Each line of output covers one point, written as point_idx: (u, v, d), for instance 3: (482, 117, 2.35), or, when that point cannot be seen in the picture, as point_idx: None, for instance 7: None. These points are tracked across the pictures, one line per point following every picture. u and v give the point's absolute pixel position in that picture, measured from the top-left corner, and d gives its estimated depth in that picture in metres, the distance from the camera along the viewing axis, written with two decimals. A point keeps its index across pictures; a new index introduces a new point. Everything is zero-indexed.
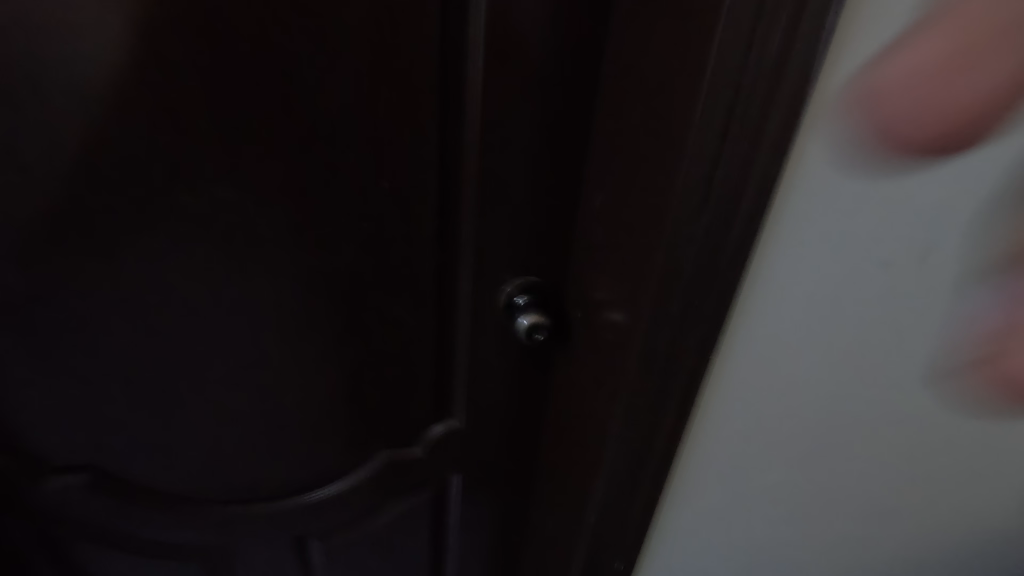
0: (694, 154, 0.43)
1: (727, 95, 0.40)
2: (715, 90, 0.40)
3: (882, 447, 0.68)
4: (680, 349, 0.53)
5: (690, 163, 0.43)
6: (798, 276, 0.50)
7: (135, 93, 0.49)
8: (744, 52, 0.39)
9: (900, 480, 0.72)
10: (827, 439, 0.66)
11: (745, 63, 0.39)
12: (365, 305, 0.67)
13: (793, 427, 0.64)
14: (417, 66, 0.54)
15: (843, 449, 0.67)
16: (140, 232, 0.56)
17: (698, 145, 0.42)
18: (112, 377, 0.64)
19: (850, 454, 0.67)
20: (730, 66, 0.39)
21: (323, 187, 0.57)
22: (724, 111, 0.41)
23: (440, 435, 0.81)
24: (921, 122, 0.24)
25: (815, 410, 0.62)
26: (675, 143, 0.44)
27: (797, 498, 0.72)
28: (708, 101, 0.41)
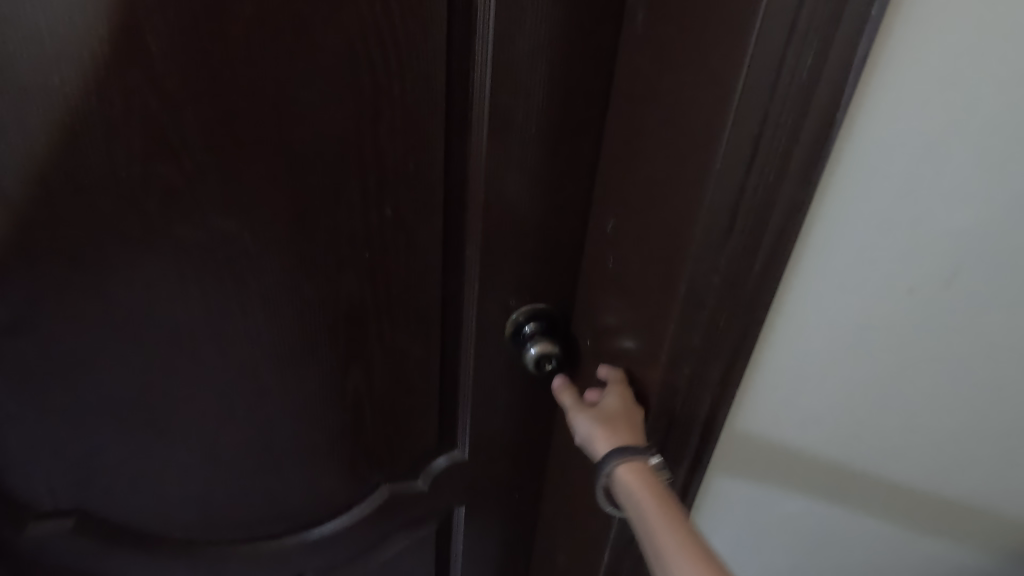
0: (721, 187, 0.40)
1: (754, 125, 0.37)
2: (742, 120, 0.37)
3: (923, 486, 0.63)
4: (700, 383, 0.51)
5: (715, 195, 0.40)
6: (823, 298, 0.48)
7: (122, 122, 0.46)
8: (775, 78, 0.36)
9: (944, 521, 0.67)
10: (863, 477, 0.62)
11: (776, 86, 0.36)
12: (368, 337, 0.64)
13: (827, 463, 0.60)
14: (421, 88, 0.51)
15: (879, 488, 0.63)
16: (131, 266, 0.53)
17: (726, 176, 0.39)
18: (101, 415, 0.61)
19: (888, 493, 0.64)
20: (759, 93, 0.36)
21: (323, 215, 0.55)
22: (752, 140, 0.38)
23: (444, 467, 0.78)
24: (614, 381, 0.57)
25: (850, 445, 0.59)
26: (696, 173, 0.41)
27: (831, 540, 0.68)
28: (737, 128, 0.37)
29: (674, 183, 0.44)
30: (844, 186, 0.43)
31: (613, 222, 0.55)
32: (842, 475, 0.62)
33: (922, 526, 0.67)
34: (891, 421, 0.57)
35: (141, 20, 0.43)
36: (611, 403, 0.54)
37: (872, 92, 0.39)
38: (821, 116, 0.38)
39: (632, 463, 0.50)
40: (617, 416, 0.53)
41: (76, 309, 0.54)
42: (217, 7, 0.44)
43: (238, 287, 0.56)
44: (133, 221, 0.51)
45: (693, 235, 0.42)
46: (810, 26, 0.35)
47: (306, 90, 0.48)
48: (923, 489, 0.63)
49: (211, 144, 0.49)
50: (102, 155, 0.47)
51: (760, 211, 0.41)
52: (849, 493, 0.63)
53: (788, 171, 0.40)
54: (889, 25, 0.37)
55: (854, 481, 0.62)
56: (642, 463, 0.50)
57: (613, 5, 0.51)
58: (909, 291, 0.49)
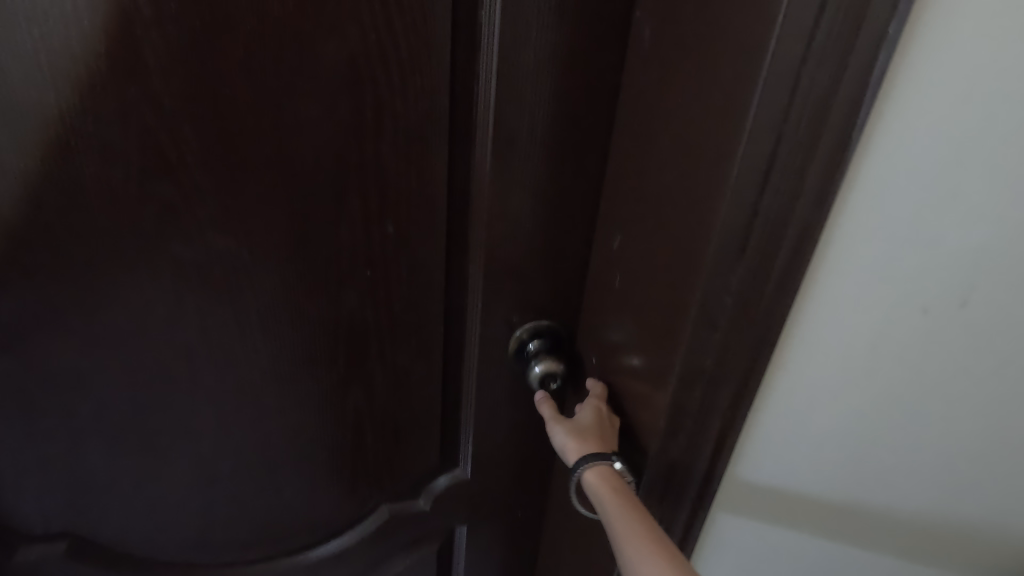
0: (733, 206, 0.38)
1: (768, 144, 0.36)
2: (757, 139, 0.36)
3: (949, 515, 0.60)
4: (711, 405, 0.49)
5: (728, 215, 0.39)
6: (836, 318, 0.47)
7: (118, 138, 0.45)
8: (790, 96, 0.35)
9: (973, 554, 0.64)
10: (883, 503, 0.60)
11: (792, 103, 0.35)
12: (368, 354, 0.63)
13: (844, 487, 0.58)
14: (424, 103, 0.50)
15: (901, 515, 0.60)
16: (126, 284, 0.51)
17: (740, 196, 0.38)
18: (94, 438, 0.59)
19: (910, 521, 0.61)
20: (775, 111, 0.35)
21: (323, 232, 0.54)
22: (766, 160, 0.37)
23: (445, 486, 0.76)
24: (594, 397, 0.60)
25: (867, 468, 0.57)
26: (707, 191, 0.40)
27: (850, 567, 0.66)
28: (751, 146, 0.36)
29: (686, 201, 0.43)
30: (858, 207, 0.42)
31: (619, 239, 0.54)
32: (861, 501, 0.59)
33: (948, 557, 0.64)
34: (909, 444, 0.55)
35: (139, 35, 0.42)
36: (587, 419, 0.57)
37: (887, 111, 0.38)
38: (836, 136, 0.37)
39: (599, 466, 0.52)
40: (592, 430, 0.56)
41: (69, 329, 0.52)
42: (217, 23, 0.43)
43: (237, 305, 0.55)
44: (130, 239, 0.49)
45: (705, 255, 0.41)
46: (827, 44, 0.34)
47: (307, 107, 0.48)
48: (949, 517, 0.61)
49: (209, 160, 0.47)
50: (99, 171, 0.46)
51: (773, 232, 0.40)
52: (869, 520, 0.61)
53: (802, 191, 0.39)
54: (904, 43, 0.36)
55: (872, 507, 0.60)
56: (607, 468, 0.52)
57: (619, 21, 0.50)
58: (925, 313, 0.47)
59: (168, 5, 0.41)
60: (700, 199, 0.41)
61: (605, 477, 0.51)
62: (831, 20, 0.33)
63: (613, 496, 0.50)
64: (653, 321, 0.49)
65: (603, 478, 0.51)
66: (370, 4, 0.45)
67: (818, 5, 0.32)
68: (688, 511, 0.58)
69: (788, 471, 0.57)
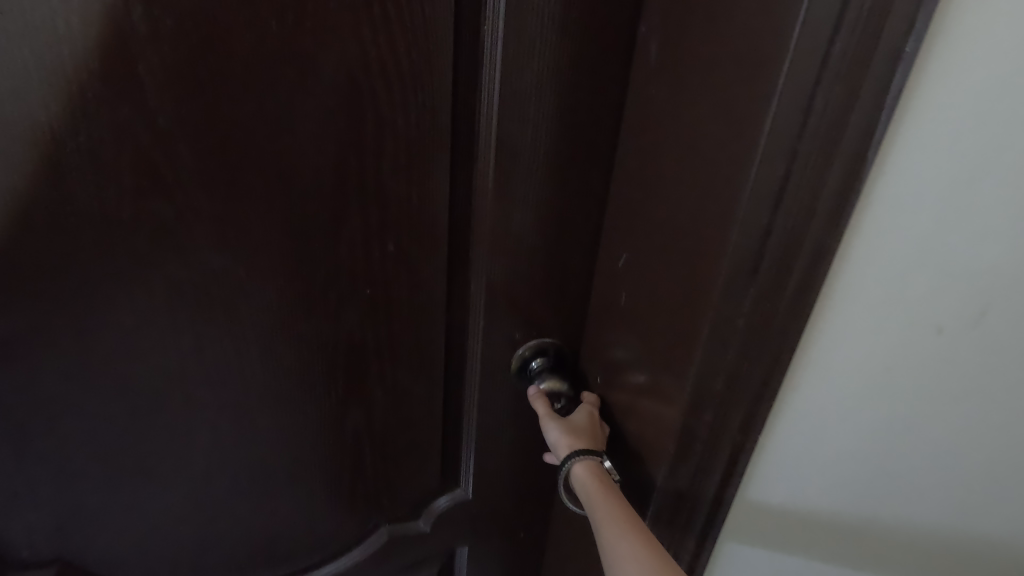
0: (745, 226, 0.38)
1: (782, 165, 0.36)
2: (770, 160, 0.35)
3: (965, 537, 0.59)
4: (722, 426, 0.48)
5: (741, 237, 0.38)
6: (848, 339, 0.46)
7: (113, 156, 0.43)
8: (804, 116, 0.34)
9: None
10: (898, 526, 0.58)
11: (806, 122, 0.34)
12: (368, 374, 0.61)
13: (857, 510, 0.57)
14: (427, 120, 0.50)
15: (915, 537, 0.59)
16: (119, 306, 0.49)
17: (753, 216, 0.37)
18: (85, 466, 0.56)
19: (925, 543, 0.60)
20: (788, 132, 0.35)
21: (322, 250, 0.52)
22: (779, 180, 0.36)
23: (446, 506, 0.75)
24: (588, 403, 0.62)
25: (881, 491, 0.56)
26: (720, 211, 0.39)
27: None
28: (764, 164, 0.35)
29: (696, 221, 0.42)
30: (872, 227, 0.41)
31: (624, 258, 0.53)
32: (875, 523, 0.58)
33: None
34: (924, 465, 0.54)
35: (137, 53, 0.41)
36: (581, 420, 0.59)
37: (902, 130, 0.38)
38: (851, 156, 0.36)
39: (589, 463, 0.55)
40: (585, 430, 0.58)
41: (58, 356, 0.50)
42: (216, 40, 0.42)
43: (233, 327, 0.53)
44: (124, 261, 0.48)
45: (717, 277, 0.40)
46: (841, 64, 0.33)
47: (307, 125, 0.47)
48: (965, 539, 0.59)
49: (206, 179, 0.46)
50: (91, 193, 0.44)
51: (786, 253, 0.39)
52: (884, 543, 0.60)
53: (816, 212, 0.38)
54: (920, 62, 0.36)
55: (887, 530, 0.58)
56: (597, 465, 0.55)
57: (623, 37, 0.49)
58: (939, 333, 0.46)
59: (166, 23, 0.40)
60: (712, 219, 0.40)
61: (595, 468, 0.54)
62: (845, 39, 0.32)
63: (600, 484, 0.54)
64: (662, 342, 0.48)
65: (595, 468, 0.54)
66: (372, 21, 0.44)
67: (832, 25, 0.32)
68: (697, 534, 0.56)
69: (799, 495, 0.56)
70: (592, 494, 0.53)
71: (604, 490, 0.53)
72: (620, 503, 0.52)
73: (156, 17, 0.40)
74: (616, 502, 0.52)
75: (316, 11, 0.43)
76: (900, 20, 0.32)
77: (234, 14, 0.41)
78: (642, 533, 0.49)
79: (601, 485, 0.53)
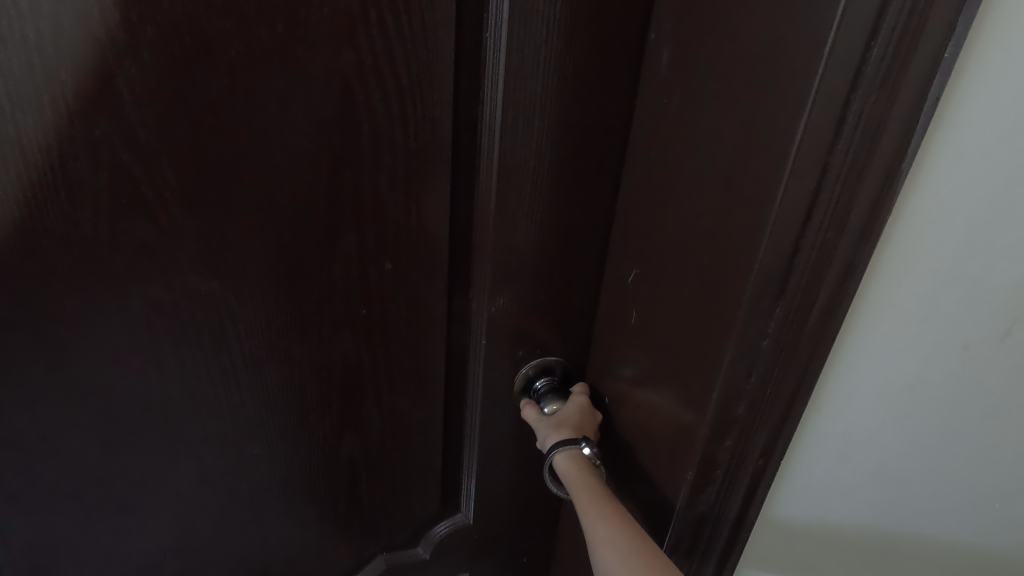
0: (773, 242, 0.36)
1: (812, 180, 0.34)
2: (800, 173, 0.34)
3: (985, 554, 0.57)
4: (745, 450, 0.46)
5: (769, 253, 0.36)
6: (874, 359, 0.44)
7: (91, 176, 0.39)
8: (836, 128, 0.33)
9: None
10: (919, 546, 0.56)
11: (839, 133, 0.33)
12: (366, 397, 0.59)
13: (878, 531, 0.55)
14: (430, 132, 0.47)
15: (937, 556, 0.57)
16: (97, 338, 0.45)
17: (782, 233, 0.36)
18: (52, 524, 0.50)
19: (947, 562, 0.58)
20: (819, 144, 0.33)
21: (318, 270, 0.50)
22: (809, 195, 0.35)
23: (446, 531, 0.72)
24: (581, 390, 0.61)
25: (902, 511, 0.54)
26: (748, 227, 0.37)
27: None
28: (795, 176, 0.34)
29: (719, 238, 0.39)
30: (901, 241, 0.39)
31: (635, 273, 0.50)
32: (896, 545, 0.56)
33: None
34: (947, 484, 0.52)
35: (111, 64, 0.37)
36: (572, 410, 0.58)
37: (937, 140, 0.35)
38: (883, 169, 0.34)
39: (567, 451, 0.54)
40: (573, 419, 0.57)
41: (21, 402, 0.44)
42: (201, 50, 0.39)
43: (221, 353, 0.50)
44: (100, 290, 0.43)
45: (743, 297, 0.38)
46: (877, 72, 0.31)
47: (302, 138, 0.44)
48: (985, 556, 0.57)
49: (195, 197, 0.43)
50: (62, 217, 0.40)
51: (814, 270, 0.37)
52: (906, 564, 0.57)
53: (846, 227, 0.36)
54: (959, 68, 0.33)
55: (908, 550, 0.56)
56: (576, 452, 0.54)
57: (631, 44, 0.47)
58: (965, 349, 0.44)
59: (144, 31, 0.37)
60: (739, 236, 0.37)
61: (576, 456, 0.54)
62: (882, 46, 0.31)
63: (584, 469, 0.54)
64: (680, 365, 0.45)
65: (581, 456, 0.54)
66: (369, 30, 0.42)
67: (868, 31, 0.30)
68: (715, 560, 0.54)
69: (819, 518, 0.53)
70: (576, 480, 0.53)
71: (585, 478, 0.53)
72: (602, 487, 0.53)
73: (134, 24, 0.37)
74: (599, 486, 0.53)
75: (310, 18, 0.40)
76: (940, 25, 0.30)
77: (223, 21, 0.38)
78: (621, 517, 0.50)
79: (585, 469, 0.54)
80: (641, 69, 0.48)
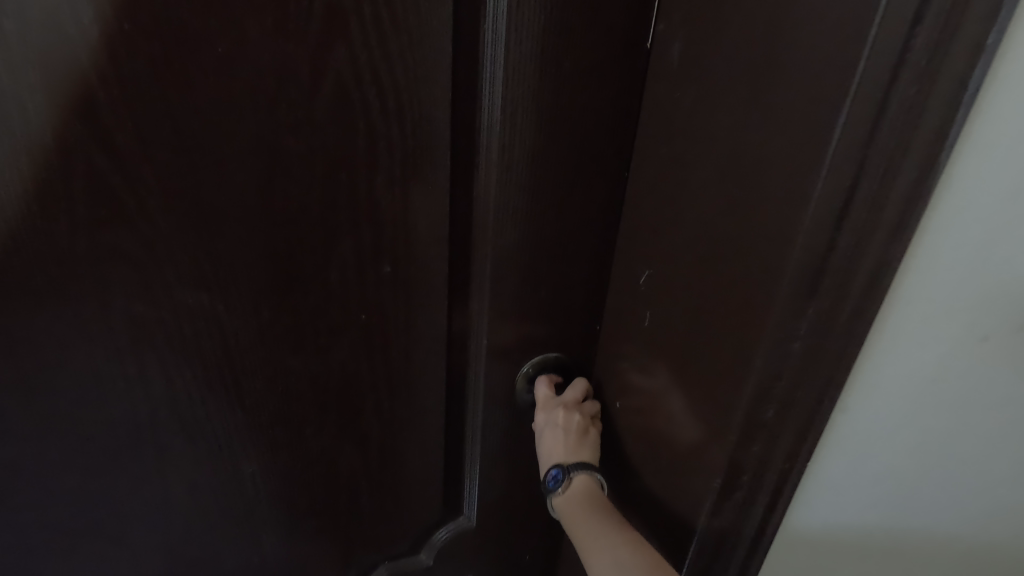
0: (806, 241, 0.35)
1: (847, 175, 0.33)
2: (837, 171, 0.33)
3: (998, 540, 0.57)
4: (772, 450, 0.45)
5: (802, 255, 0.35)
6: (894, 360, 0.43)
7: (65, 184, 0.37)
8: (874, 121, 0.31)
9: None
10: (935, 536, 0.56)
11: (874, 129, 0.32)
12: (364, 407, 0.56)
13: (896, 525, 0.54)
14: (426, 129, 0.45)
15: (952, 545, 0.57)
16: (77, 356, 0.42)
17: (814, 234, 0.35)
18: (40, 543, 0.48)
19: (962, 552, 0.57)
20: (857, 141, 0.32)
21: (312, 277, 0.47)
22: (846, 193, 0.33)
23: (448, 537, 0.69)
24: (548, 388, 0.58)
25: (919, 504, 0.53)
26: (784, 227, 0.36)
27: None
28: (832, 173, 0.33)
29: (744, 238, 0.38)
30: (930, 241, 0.38)
31: (646, 275, 0.49)
32: (913, 538, 0.56)
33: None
34: (963, 474, 0.51)
35: (85, 63, 0.34)
36: (545, 425, 0.57)
37: (972, 131, 0.34)
38: (919, 165, 0.33)
39: (560, 499, 0.57)
40: (553, 443, 0.57)
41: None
42: (181, 47, 0.36)
43: (212, 368, 0.47)
44: (81, 307, 0.41)
45: (775, 297, 0.37)
46: (920, 60, 0.30)
47: (292, 138, 0.41)
48: (998, 542, 0.57)
49: (179, 205, 0.40)
50: (38, 228, 0.37)
51: (847, 269, 0.36)
52: (923, 555, 0.57)
53: (879, 225, 0.34)
54: (1001, 52, 0.32)
55: (924, 543, 0.56)
56: (562, 499, 0.57)
57: (634, 35, 0.45)
58: (985, 341, 0.43)
59: (120, 27, 0.34)
60: (770, 235, 0.37)
61: (563, 501, 0.56)
62: (927, 34, 0.29)
63: (572, 504, 0.56)
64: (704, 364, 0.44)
65: (564, 495, 0.56)
66: (364, 22, 0.39)
67: (911, 19, 0.29)
68: (738, 565, 0.53)
69: (839, 519, 0.53)
70: (569, 521, 0.55)
71: (580, 510, 0.55)
72: (592, 511, 0.55)
73: (106, 18, 0.34)
74: (588, 516, 0.54)
75: (303, 9, 0.37)
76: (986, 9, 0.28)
77: (204, 14, 0.35)
78: (607, 545, 0.52)
79: (566, 502, 0.56)
80: (647, 60, 0.46)
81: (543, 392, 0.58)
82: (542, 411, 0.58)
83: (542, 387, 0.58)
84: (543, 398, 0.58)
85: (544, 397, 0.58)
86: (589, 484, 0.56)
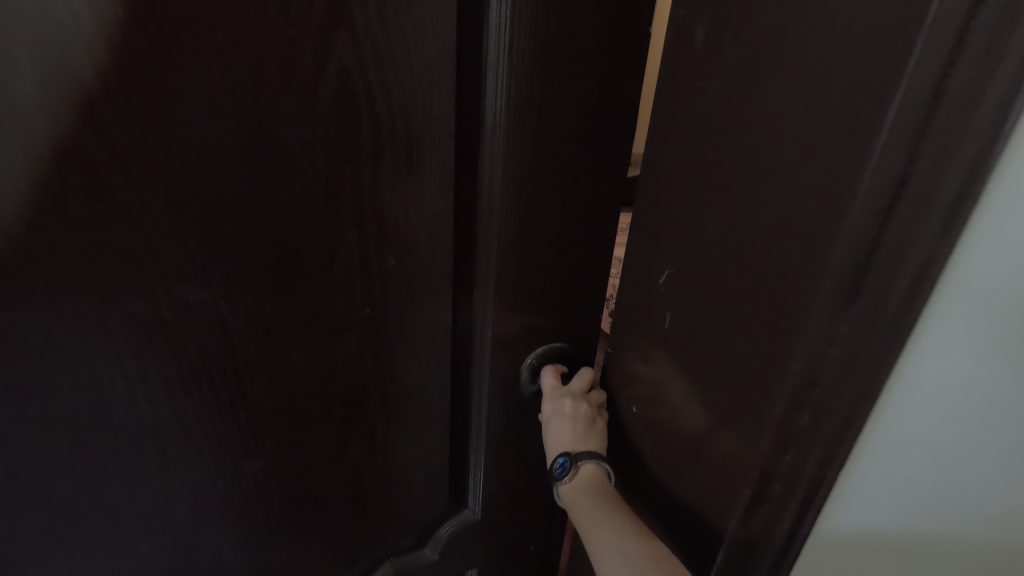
0: (849, 238, 0.34)
1: (898, 166, 0.32)
2: (890, 157, 0.31)
3: None
4: (814, 460, 0.42)
5: (844, 252, 0.34)
6: (966, 341, 0.37)
7: (60, 178, 0.35)
8: (930, 106, 0.30)
9: None
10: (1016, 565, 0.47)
11: (929, 113, 0.30)
12: (369, 402, 0.55)
13: (965, 544, 0.47)
14: (430, 117, 0.44)
15: None
16: (75, 357, 0.41)
17: (858, 230, 0.34)
18: (39, 550, 0.47)
19: None
20: (910, 126, 0.31)
21: (317, 271, 0.46)
22: (895, 185, 0.32)
23: (453, 531, 0.69)
24: (552, 375, 0.59)
25: (997, 522, 0.45)
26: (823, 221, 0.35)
27: None
28: (884, 158, 0.32)
29: (770, 228, 0.38)
30: (981, 246, 0.33)
31: (665, 275, 0.48)
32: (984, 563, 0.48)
33: None
34: None
35: (80, 51, 0.33)
36: (551, 411, 0.57)
37: None
38: (977, 153, 0.30)
39: (567, 488, 0.56)
40: (560, 430, 0.56)
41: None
42: (181, 33, 0.35)
43: (214, 366, 0.46)
44: (77, 307, 0.39)
45: (811, 292, 0.36)
46: (981, 41, 0.28)
47: (294, 127, 0.40)
48: None
49: (179, 198, 0.39)
50: (32, 224, 0.36)
51: (889, 269, 0.34)
52: None
53: (927, 220, 0.33)
54: None
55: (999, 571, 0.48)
56: (569, 487, 0.55)
57: (634, 17, 0.46)
58: None
59: (117, 12, 0.33)
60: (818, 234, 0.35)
61: (570, 488, 0.55)
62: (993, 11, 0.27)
63: (579, 492, 0.55)
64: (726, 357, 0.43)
65: (570, 483, 0.55)
66: (365, 4, 0.38)
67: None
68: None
69: (888, 523, 0.46)
70: (575, 510, 0.54)
71: (587, 498, 0.54)
72: (599, 500, 0.54)
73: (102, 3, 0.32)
74: (596, 504, 0.53)
75: None
76: None
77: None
78: (614, 531, 0.51)
79: (573, 490, 0.55)
80: (642, 46, 0.47)
81: (548, 378, 0.59)
82: (548, 397, 0.58)
83: (547, 373, 0.59)
84: (548, 386, 0.58)
85: (549, 383, 0.58)
86: (597, 473, 0.55)
